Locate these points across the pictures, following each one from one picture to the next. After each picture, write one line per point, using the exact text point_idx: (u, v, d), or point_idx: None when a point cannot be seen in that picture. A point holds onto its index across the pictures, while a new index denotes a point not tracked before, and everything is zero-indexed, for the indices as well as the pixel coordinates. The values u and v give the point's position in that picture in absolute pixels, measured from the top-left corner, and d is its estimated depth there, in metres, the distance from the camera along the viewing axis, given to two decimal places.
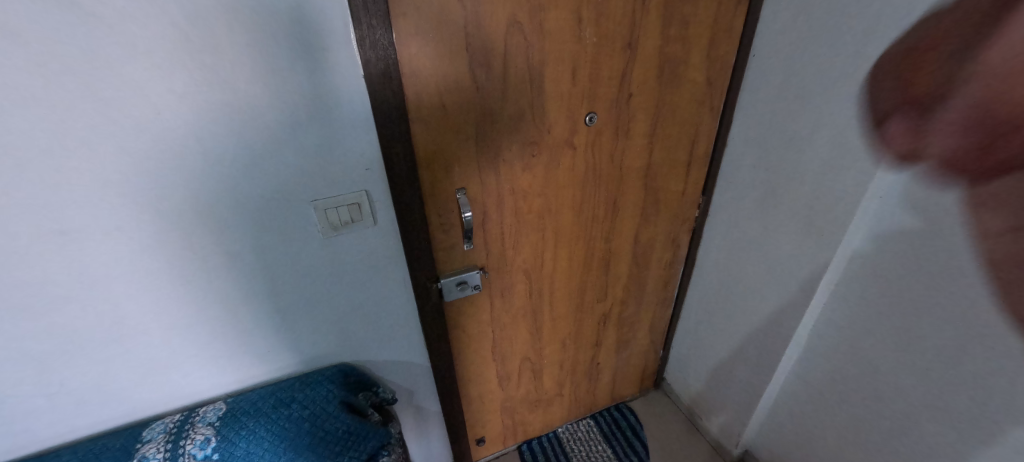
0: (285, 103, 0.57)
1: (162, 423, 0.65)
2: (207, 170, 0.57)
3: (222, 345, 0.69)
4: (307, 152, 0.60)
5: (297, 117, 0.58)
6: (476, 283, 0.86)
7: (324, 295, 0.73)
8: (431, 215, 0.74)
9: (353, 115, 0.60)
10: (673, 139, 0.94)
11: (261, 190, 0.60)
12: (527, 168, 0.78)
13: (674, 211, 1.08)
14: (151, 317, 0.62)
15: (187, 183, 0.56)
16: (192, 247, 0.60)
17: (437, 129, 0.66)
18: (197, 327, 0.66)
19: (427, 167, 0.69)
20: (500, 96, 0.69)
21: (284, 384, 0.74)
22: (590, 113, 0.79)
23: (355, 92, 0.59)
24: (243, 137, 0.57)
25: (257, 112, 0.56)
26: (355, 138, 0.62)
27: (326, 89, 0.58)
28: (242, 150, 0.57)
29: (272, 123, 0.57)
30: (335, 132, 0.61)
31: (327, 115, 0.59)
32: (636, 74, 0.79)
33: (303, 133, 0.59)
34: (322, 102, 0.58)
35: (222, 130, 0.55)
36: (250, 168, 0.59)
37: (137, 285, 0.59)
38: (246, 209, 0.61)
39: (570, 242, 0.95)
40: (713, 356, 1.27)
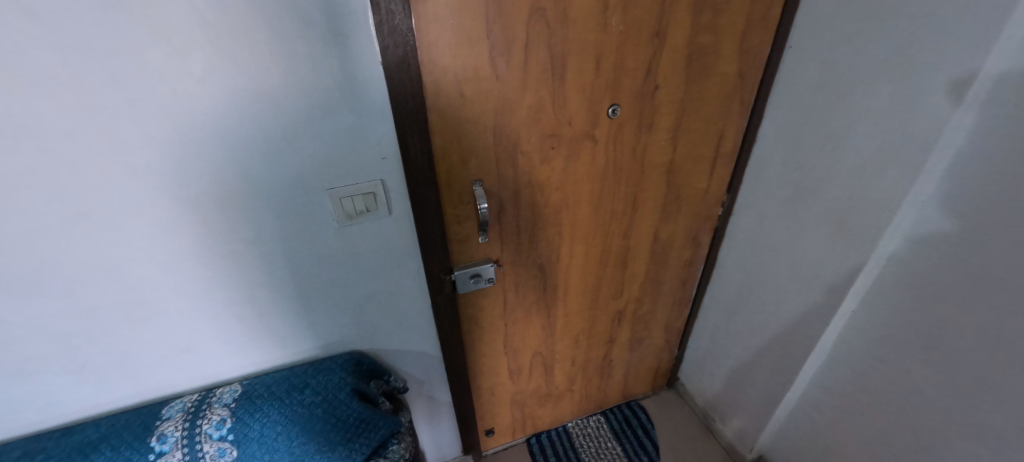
0: (303, 91, 0.56)
1: (181, 402, 0.68)
2: (226, 156, 0.57)
3: (240, 329, 0.70)
4: (324, 140, 0.60)
5: (315, 104, 0.57)
6: (490, 277, 0.85)
7: (339, 283, 0.73)
8: (446, 206, 0.73)
9: (369, 103, 0.59)
10: (698, 134, 0.90)
11: (278, 177, 0.61)
12: (545, 161, 0.76)
13: (696, 209, 1.04)
14: (172, 299, 0.64)
15: (206, 169, 0.57)
16: (210, 232, 0.61)
17: (455, 119, 0.65)
18: (215, 310, 0.67)
19: (443, 157, 0.67)
20: (520, 86, 0.66)
21: (298, 370, 0.75)
22: (613, 105, 0.76)
23: (374, 80, 0.58)
24: (261, 124, 0.56)
25: (275, 99, 0.55)
26: (372, 127, 0.61)
27: (344, 76, 0.57)
28: (261, 137, 0.57)
29: (290, 110, 0.57)
30: (352, 120, 0.60)
31: (344, 103, 0.58)
32: (663, 65, 0.76)
33: (320, 121, 0.59)
34: (340, 89, 0.57)
35: (241, 116, 0.55)
36: (268, 156, 0.59)
37: (159, 269, 0.61)
38: (263, 196, 0.61)
39: (587, 237, 0.92)
40: (730, 359, 1.23)
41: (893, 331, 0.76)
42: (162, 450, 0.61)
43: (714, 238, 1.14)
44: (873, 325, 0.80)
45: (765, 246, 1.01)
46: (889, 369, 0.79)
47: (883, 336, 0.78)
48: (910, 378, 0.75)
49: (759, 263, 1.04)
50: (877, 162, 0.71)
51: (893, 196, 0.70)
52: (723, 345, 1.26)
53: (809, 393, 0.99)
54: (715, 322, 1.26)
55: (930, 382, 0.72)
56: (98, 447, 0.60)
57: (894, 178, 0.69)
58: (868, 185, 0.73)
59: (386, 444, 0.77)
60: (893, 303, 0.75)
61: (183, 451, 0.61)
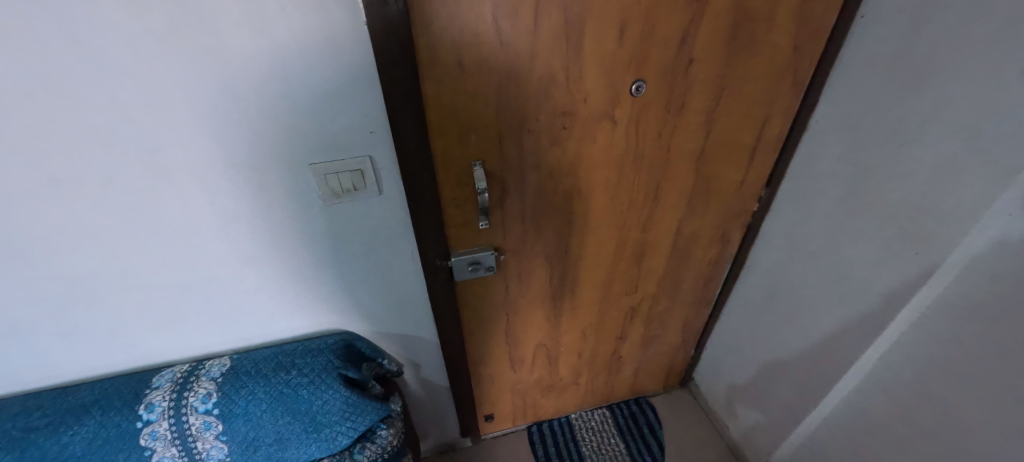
0: (282, 55, 0.50)
1: (172, 371, 0.68)
2: (201, 125, 0.52)
3: (230, 305, 0.69)
4: (309, 111, 0.54)
5: (296, 71, 0.51)
6: (491, 265, 0.79)
7: (330, 263, 0.70)
8: (443, 188, 0.67)
9: (357, 70, 0.53)
10: (738, 119, 0.79)
11: (259, 151, 0.56)
12: (555, 143, 0.68)
13: (728, 203, 0.93)
14: (159, 272, 0.62)
15: (181, 139, 0.52)
16: (189, 206, 0.58)
17: (453, 90, 0.58)
18: (201, 285, 0.65)
19: (439, 133, 0.61)
20: (528, 56, 0.58)
21: (288, 348, 0.73)
22: (638, 81, 0.66)
23: (362, 44, 0.51)
24: (238, 92, 0.51)
25: (252, 64, 0.49)
26: (361, 97, 0.55)
27: (327, 39, 0.50)
28: (239, 107, 0.52)
29: (267, 76, 0.51)
30: (337, 89, 0.54)
31: (329, 70, 0.52)
32: (701, 34, 0.65)
33: (303, 90, 0.53)
34: (324, 54, 0.51)
35: (215, 83, 0.49)
36: (247, 127, 0.54)
37: (143, 241, 0.59)
38: (244, 170, 0.57)
39: (601, 228, 0.85)
40: (754, 366, 1.14)
41: (949, 361, 0.65)
42: (150, 419, 0.61)
43: (746, 234, 1.03)
44: (924, 351, 0.68)
45: (807, 250, 0.89)
46: (936, 404, 0.68)
47: (931, 364, 0.68)
48: (959, 417, 0.65)
49: (798, 267, 0.93)
50: (960, 162, 0.59)
51: (975, 203, 0.58)
52: (746, 351, 1.16)
53: (837, 415, 0.90)
54: (740, 325, 1.16)
55: (985, 426, 0.61)
56: (88, 410, 0.61)
57: (981, 183, 0.56)
58: (945, 190, 0.61)
59: (373, 429, 0.75)
60: (954, 331, 0.64)
61: (170, 421, 0.61)
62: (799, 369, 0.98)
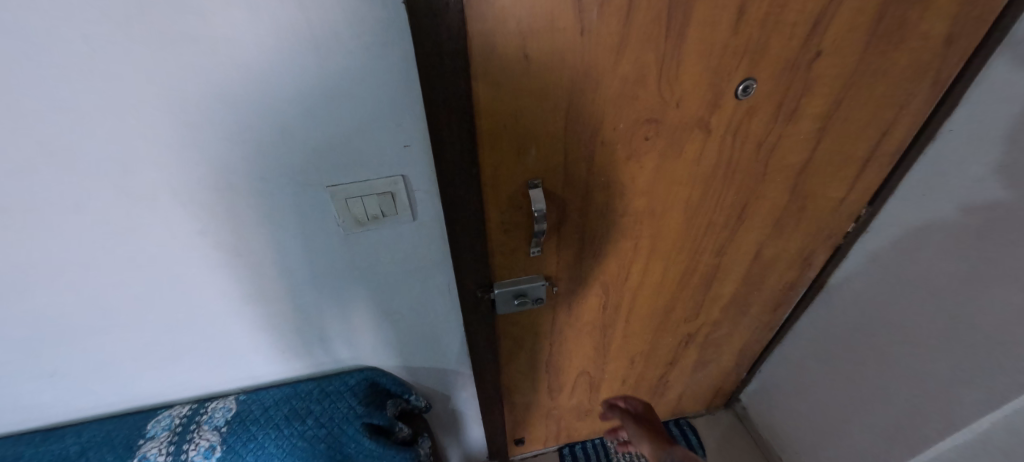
0: (286, 49, 0.36)
1: (171, 415, 0.59)
2: (188, 140, 0.40)
3: (234, 342, 0.59)
4: (325, 122, 0.42)
5: (307, 71, 0.38)
6: (539, 297, 0.66)
7: (352, 295, 0.59)
8: (490, 211, 0.54)
9: (387, 68, 0.39)
10: (855, 127, 0.63)
11: (263, 171, 0.44)
12: (632, 157, 0.54)
13: (819, 224, 0.78)
14: (151, 310, 0.52)
15: (163, 158, 0.41)
16: (178, 235, 0.47)
17: (513, 94, 0.44)
18: (198, 321, 0.55)
19: (490, 147, 0.47)
20: (615, 48, 0.43)
21: (302, 388, 0.63)
22: (747, 80, 0.51)
23: (395, 33, 0.37)
24: (232, 99, 0.38)
25: (247, 62, 0.36)
26: (391, 103, 0.42)
27: (348, 28, 0.36)
28: (235, 118, 0.40)
29: (266, 76, 0.38)
30: (359, 92, 0.40)
31: (350, 70, 0.39)
32: (839, 17, 0.49)
33: (317, 95, 0.40)
34: (344, 48, 0.37)
35: (201, 86, 0.37)
36: (247, 142, 0.42)
37: (128, 277, 0.48)
38: (243, 193, 0.45)
39: (669, 253, 0.71)
40: (822, 401, 1.00)
41: None
42: None
43: (831, 258, 0.88)
44: None
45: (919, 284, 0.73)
46: None
47: None
48: None
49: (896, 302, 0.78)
50: None
51: None
52: (813, 384, 1.02)
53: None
54: (808, 355, 1.02)
55: None
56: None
57: None
58: None
59: None
60: None
61: None
62: (883, 418, 0.84)
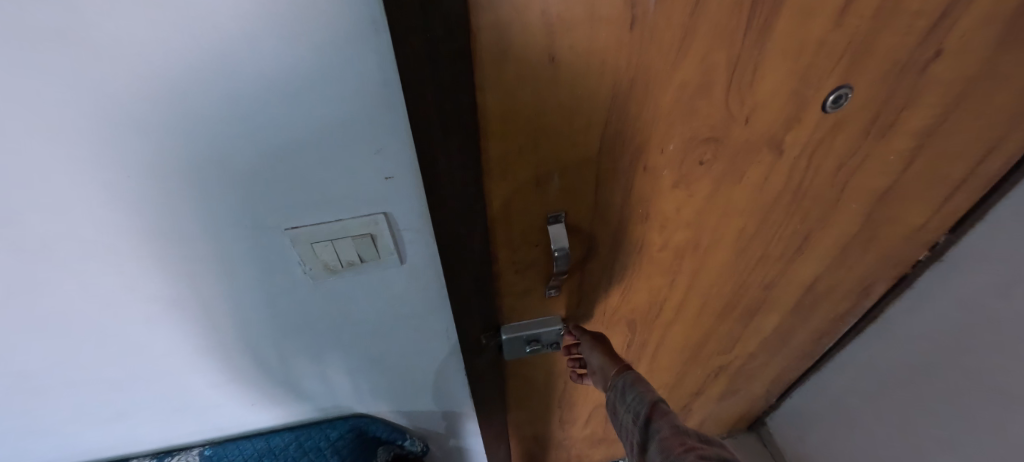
0: (206, 57, 0.25)
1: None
2: (98, 176, 0.30)
3: (201, 387, 0.52)
4: (279, 152, 0.31)
5: (244, 91, 0.27)
6: (555, 342, 0.56)
7: (333, 340, 0.49)
8: (499, 249, 0.43)
9: (357, 90, 0.28)
10: (957, 145, 0.50)
11: (207, 210, 0.34)
12: (680, 185, 0.42)
13: (889, 253, 0.65)
14: (100, 358, 0.45)
15: (73, 197, 0.31)
16: (118, 283, 0.38)
17: (533, 109, 0.32)
18: (156, 367, 0.47)
19: (501, 175, 0.36)
20: (677, 46, 0.31)
21: (277, 442, 0.59)
22: (841, 87, 0.38)
23: (363, 35, 0.25)
24: (147, 123, 0.28)
25: (154, 75, 0.25)
26: (366, 130, 0.31)
27: (292, 27, 0.24)
28: (156, 146, 0.29)
29: (189, 103, 0.27)
30: (319, 117, 0.29)
31: (304, 85, 0.27)
32: (978, 4, 0.35)
33: (262, 119, 0.29)
34: (290, 55, 0.26)
35: (97, 108, 0.26)
36: (180, 177, 0.31)
37: (62, 327, 0.41)
38: (188, 237, 0.36)
39: (712, 287, 0.59)
40: (864, 439, 0.90)
41: None
42: None
43: (893, 286, 0.76)
44: None
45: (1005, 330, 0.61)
46: None
47: None
48: None
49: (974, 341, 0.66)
50: None
51: None
52: (856, 422, 0.91)
53: None
54: (851, 390, 0.90)
55: None
56: None
57: None
58: None
59: None
60: None
61: None
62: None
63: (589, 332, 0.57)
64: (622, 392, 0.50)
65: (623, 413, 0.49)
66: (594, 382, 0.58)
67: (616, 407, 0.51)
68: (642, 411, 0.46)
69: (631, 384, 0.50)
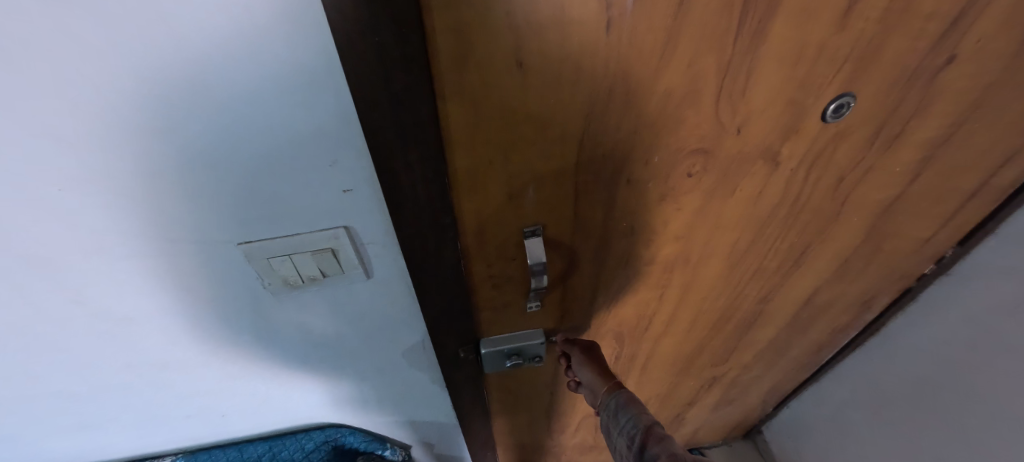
0: (135, 70, 0.24)
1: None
2: (48, 196, 0.29)
3: (176, 391, 0.51)
4: (227, 166, 0.30)
5: (191, 110, 0.26)
6: (537, 355, 0.55)
7: (306, 348, 0.49)
8: (474, 262, 0.41)
9: (307, 106, 0.27)
10: (970, 156, 0.46)
11: (157, 225, 0.33)
12: (667, 198, 0.40)
13: (892, 267, 0.62)
14: (70, 365, 0.44)
15: (19, 214, 0.30)
16: (77, 295, 0.37)
17: (501, 119, 0.30)
18: (127, 374, 0.47)
19: (469, 187, 0.34)
20: (659, 52, 0.28)
21: (252, 451, 0.64)
22: (843, 95, 0.35)
23: (302, 49, 0.24)
24: (78, 139, 0.26)
25: (79, 90, 0.24)
26: (321, 146, 0.29)
27: (224, 41, 0.23)
28: (91, 163, 0.28)
29: (136, 125, 0.26)
30: (272, 133, 0.28)
31: (246, 100, 0.26)
32: (998, 6, 0.32)
33: (205, 134, 0.28)
34: (226, 69, 0.24)
35: (22, 122, 0.25)
36: (122, 193, 0.30)
37: (27, 336, 0.40)
38: (146, 254, 0.35)
39: (704, 300, 0.57)
40: (859, 454, 0.87)
41: None
42: None
43: (896, 300, 0.73)
44: None
45: (1008, 348, 0.59)
46: None
47: None
48: None
49: (975, 359, 0.63)
50: None
51: None
52: (852, 436, 0.88)
53: None
54: (848, 403, 0.88)
55: None
56: None
57: None
58: None
59: None
60: None
61: None
62: None
63: (579, 343, 0.55)
64: (615, 413, 0.48)
65: (617, 436, 0.47)
66: (585, 395, 0.56)
67: (609, 429, 0.49)
68: (636, 437, 0.44)
69: (624, 404, 0.48)
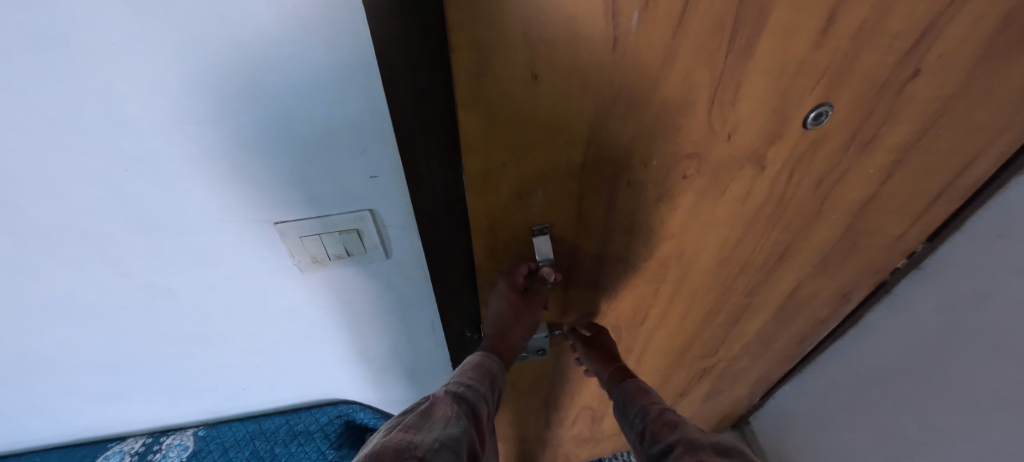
0: (263, 118, 0.32)
1: (125, 448, 0.77)
2: (173, 204, 0.38)
3: (214, 350, 0.59)
4: (255, 150, 0.35)
5: (287, 142, 0.34)
6: (540, 348, 0.59)
7: (327, 316, 0.55)
8: (483, 258, 0.44)
9: (366, 136, 0.34)
10: (934, 160, 0.51)
11: (190, 201, 0.38)
12: (663, 199, 0.43)
13: (868, 262, 0.67)
14: (149, 328, 0.53)
15: (144, 216, 0.38)
16: (166, 273, 0.46)
17: (514, 127, 0.32)
18: (181, 334, 0.55)
19: (483, 190, 0.37)
20: (658, 66, 0.31)
21: (268, 426, 0.79)
22: (822, 105, 0.39)
23: (330, 55, 0.28)
24: (141, 128, 0.31)
25: (151, 86, 0.29)
26: (366, 158, 0.36)
27: (260, 46, 0.27)
28: (168, 157, 0.34)
29: (248, 154, 0.35)
30: (328, 149, 0.35)
31: (322, 132, 0.34)
32: (953, 27, 0.36)
33: (237, 122, 0.32)
34: (318, 116, 0.32)
35: (171, 150, 0.33)
36: (163, 173, 0.35)
37: (123, 304, 0.48)
38: (222, 247, 0.43)
39: (696, 294, 0.60)
40: (833, 437, 0.93)
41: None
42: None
43: (873, 293, 0.78)
44: None
45: (955, 326, 0.65)
46: None
47: None
48: None
49: (928, 338, 0.70)
50: None
51: None
52: (828, 422, 0.94)
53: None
54: (845, 406, 0.89)
55: None
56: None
57: None
58: None
59: None
60: None
61: None
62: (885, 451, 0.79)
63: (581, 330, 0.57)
64: (624, 405, 0.52)
65: (626, 425, 0.51)
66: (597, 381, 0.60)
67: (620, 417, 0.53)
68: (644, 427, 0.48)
69: (633, 397, 0.52)
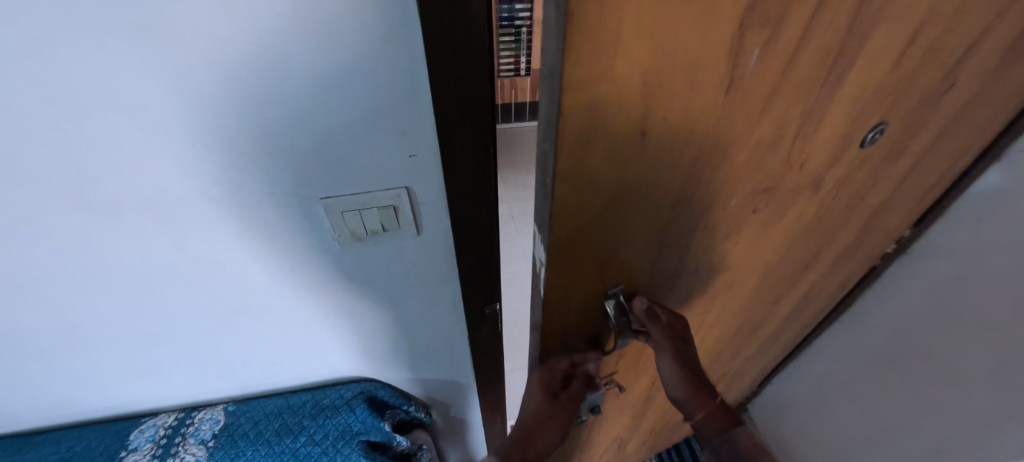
0: (317, 111, 0.33)
1: (157, 424, 0.61)
2: (221, 200, 0.38)
3: (236, 352, 0.57)
4: (293, 138, 0.35)
5: (334, 129, 0.35)
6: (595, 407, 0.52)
7: (354, 312, 0.55)
8: (543, 327, 0.38)
9: (412, 118, 0.35)
10: (937, 160, 0.53)
11: (209, 188, 0.37)
12: (730, 236, 0.39)
13: (869, 254, 0.70)
14: (175, 331, 0.51)
15: (193, 213, 0.39)
16: (199, 273, 0.45)
17: (609, 189, 0.26)
18: (204, 338, 0.53)
19: (562, 260, 0.30)
20: (761, 105, 0.27)
21: (294, 401, 0.64)
22: (879, 125, 0.38)
23: (380, 40, 0.30)
24: (207, 125, 0.33)
25: (218, 81, 0.30)
26: (408, 140, 0.36)
27: (315, 26, 0.28)
28: (225, 152, 0.35)
29: (297, 145, 0.35)
30: (371, 131, 0.35)
31: (367, 116, 0.34)
32: (991, 42, 0.37)
33: (259, 104, 0.32)
34: (368, 102, 0.33)
35: (230, 146, 0.34)
36: (192, 163, 0.35)
37: (156, 309, 0.48)
38: (256, 240, 0.43)
39: (734, 313, 0.58)
40: (824, 415, 0.98)
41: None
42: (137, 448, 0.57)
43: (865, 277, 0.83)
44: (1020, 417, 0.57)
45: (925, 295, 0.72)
46: None
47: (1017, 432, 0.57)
48: None
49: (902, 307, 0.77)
50: None
51: None
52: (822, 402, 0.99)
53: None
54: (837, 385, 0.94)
55: None
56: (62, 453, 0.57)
57: None
58: None
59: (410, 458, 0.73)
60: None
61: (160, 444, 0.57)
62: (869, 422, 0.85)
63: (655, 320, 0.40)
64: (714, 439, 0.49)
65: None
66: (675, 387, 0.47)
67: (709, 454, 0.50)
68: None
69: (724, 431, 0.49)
